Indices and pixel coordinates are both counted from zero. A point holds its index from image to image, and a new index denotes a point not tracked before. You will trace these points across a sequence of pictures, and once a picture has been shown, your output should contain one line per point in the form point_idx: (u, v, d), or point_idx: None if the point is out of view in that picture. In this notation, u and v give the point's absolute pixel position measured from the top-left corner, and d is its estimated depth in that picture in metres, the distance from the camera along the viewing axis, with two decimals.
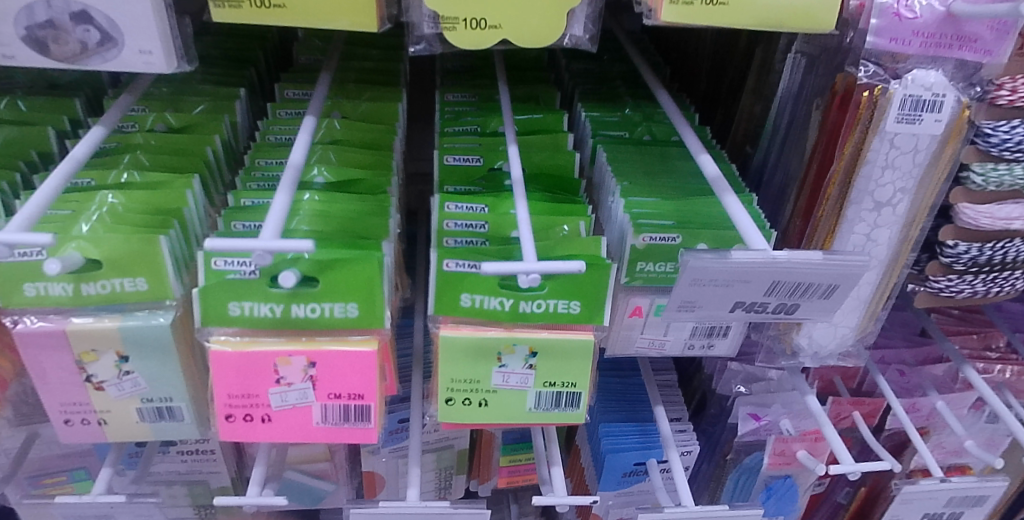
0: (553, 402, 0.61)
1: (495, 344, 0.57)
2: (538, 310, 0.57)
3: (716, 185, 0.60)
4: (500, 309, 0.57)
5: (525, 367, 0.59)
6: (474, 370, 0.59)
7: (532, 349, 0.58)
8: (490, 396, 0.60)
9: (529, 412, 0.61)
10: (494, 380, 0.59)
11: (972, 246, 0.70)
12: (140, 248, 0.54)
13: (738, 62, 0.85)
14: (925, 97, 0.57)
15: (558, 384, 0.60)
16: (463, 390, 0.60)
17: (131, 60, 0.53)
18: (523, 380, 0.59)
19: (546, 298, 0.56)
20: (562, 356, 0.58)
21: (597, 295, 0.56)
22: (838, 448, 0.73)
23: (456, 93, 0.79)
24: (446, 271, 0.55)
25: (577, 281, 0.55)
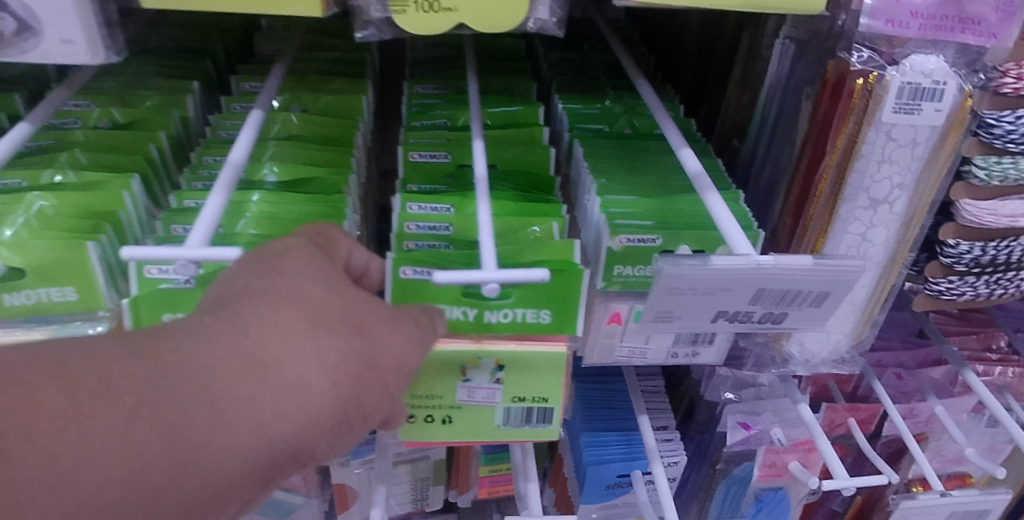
0: (523, 417, 0.56)
1: (459, 357, 0.53)
2: (506, 320, 0.52)
3: (698, 181, 0.55)
4: (464, 319, 0.52)
5: (491, 381, 0.54)
6: (436, 385, 0.55)
7: (498, 362, 0.53)
8: (455, 413, 0.56)
9: (497, 429, 0.57)
10: (458, 396, 0.55)
11: (975, 246, 0.65)
12: (68, 254, 0.49)
13: (724, 50, 0.80)
14: (924, 85, 0.53)
15: (528, 399, 0.55)
16: (424, 405, 0.56)
17: (52, 51, 0.49)
18: (489, 395, 0.55)
19: (514, 306, 0.51)
20: (534, 369, 0.53)
21: (569, 303, 0.51)
22: (832, 461, 0.68)
23: (426, 85, 0.74)
24: (403, 279, 0.50)
25: (547, 289, 0.50)
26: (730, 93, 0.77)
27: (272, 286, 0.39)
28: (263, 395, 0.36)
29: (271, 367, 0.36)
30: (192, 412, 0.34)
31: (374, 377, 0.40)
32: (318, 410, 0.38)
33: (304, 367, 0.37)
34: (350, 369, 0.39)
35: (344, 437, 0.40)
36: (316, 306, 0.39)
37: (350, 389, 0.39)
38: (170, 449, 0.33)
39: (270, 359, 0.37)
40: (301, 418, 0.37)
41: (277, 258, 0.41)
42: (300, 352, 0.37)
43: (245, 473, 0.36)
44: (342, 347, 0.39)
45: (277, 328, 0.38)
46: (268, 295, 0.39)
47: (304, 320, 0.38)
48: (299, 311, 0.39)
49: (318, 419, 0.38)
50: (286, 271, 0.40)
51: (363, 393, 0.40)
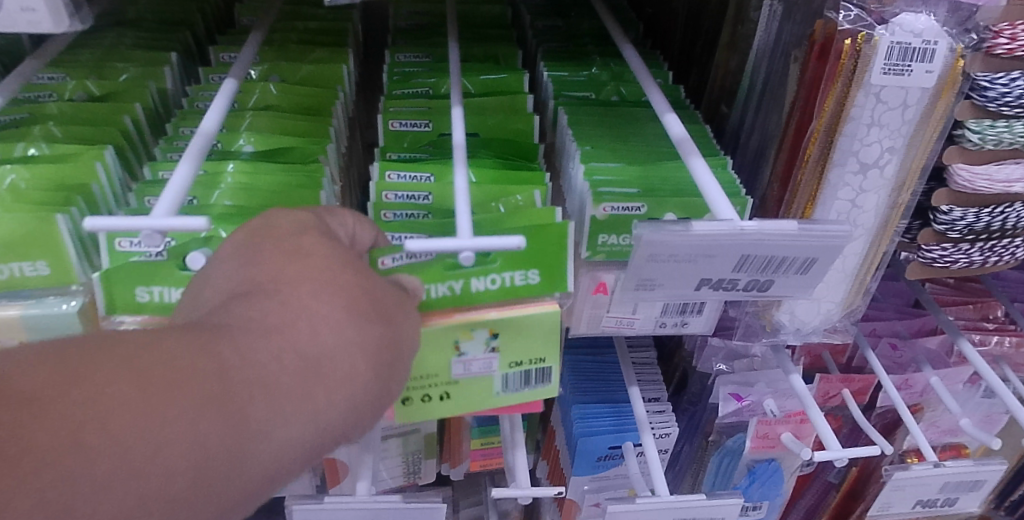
0: (522, 380, 0.53)
1: (450, 333, 0.49)
2: (495, 287, 0.49)
3: (683, 146, 0.55)
4: (452, 296, 0.49)
5: (486, 351, 0.51)
6: (428, 362, 0.51)
7: (492, 331, 0.50)
8: (451, 388, 0.52)
9: (498, 398, 0.54)
10: (453, 371, 0.52)
11: (968, 212, 0.64)
12: (38, 227, 0.49)
13: (713, 15, 0.78)
14: (913, 45, 0.52)
15: (526, 362, 0.52)
16: (418, 385, 0.52)
17: (11, 19, 0.47)
18: (486, 365, 0.52)
19: (500, 271, 0.49)
20: (529, 332, 0.51)
21: (557, 259, 0.49)
22: (825, 433, 0.68)
23: (407, 53, 0.73)
24: (383, 269, 0.47)
25: (533, 244, 0.48)
26: (718, 58, 0.76)
27: (303, 272, 0.38)
28: (311, 390, 0.36)
29: (315, 361, 0.36)
30: (247, 407, 0.34)
31: (404, 363, 0.40)
32: (359, 403, 0.38)
33: (345, 359, 0.37)
34: (387, 357, 0.39)
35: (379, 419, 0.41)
36: (348, 292, 0.38)
37: (384, 378, 0.39)
38: (228, 446, 0.33)
39: (313, 352, 0.36)
40: (346, 409, 0.37)
41: (300, 239, 0.40)
42: (339, 343, 0.37)
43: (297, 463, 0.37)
44: (377, 336, 0.38)
45: (316, 320, 0.37)
46: (300, 282, 0.38)
47: (339, 310, 0.37)
48: (333, 301, 0.37)
49: (359, 410, 0.38)
50: (313, 253, 0.39)
51: (397, 380, 0.40)
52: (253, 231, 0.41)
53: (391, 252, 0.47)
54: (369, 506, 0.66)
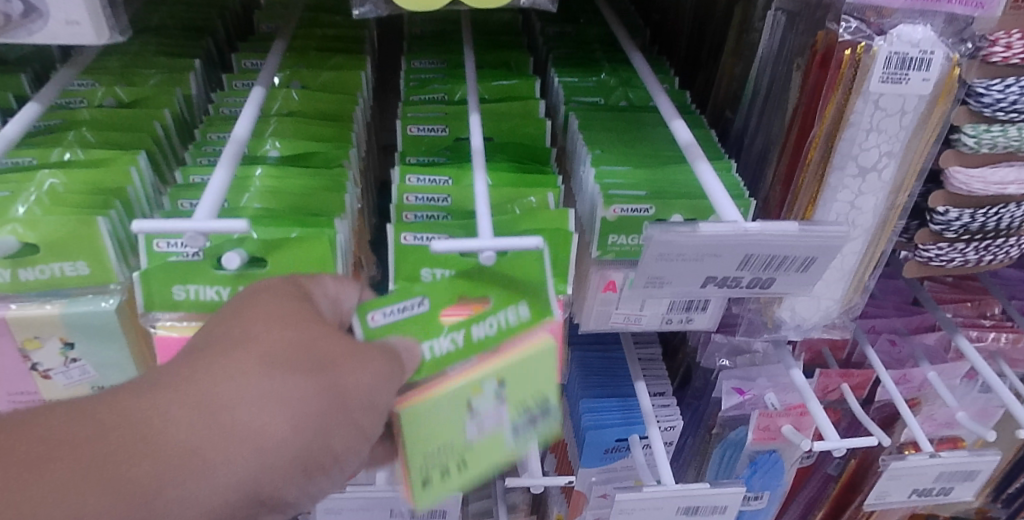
0: (546, 422, 0.48)
1: (456, 394, 0.45)
2: (491, 331, 0.47)
3: (689, 151, 0.57)
4: (455, 351, 0.48)
5: (497, 404, 0.46)
6: (437, 435, 0.46)
7: (499, 379, 0.46)
8: (468, 455, 0.47)
9: (524, 449, 0.48)
10: (465, 436, 0.46)
11: (964, 213, 0.67)
12: (77, 229, 0.51)
13: (718, 22, 0.81)
14: (911, 54, 0.54)
15: (539, 401, 0.47)
16: (429, 466, 0.46)
17: (57, 32, 0.51)
18: (499, 418, 0.47)
19: (495, 312, 0.48)
20: (542, 362, 0.46)
21: (539, 280, 0.48)
22: (824, 424, 0.70)
23: (423, 59, 0.75)
24: (374, 324, 0.48)
25: (520, 276, 0.48)
26: (723, 65, 0.78)
27: (250, 329, 0.44)
28: (237, 440, 0.42)
29: (243, 413, 0.42)
30: (156, 463, 0.40)
31: (336, 420, 0.44)
32: (284, 454, 0.43)
33: (268, 415, 0.42)
34: (313, 412, 0.43)
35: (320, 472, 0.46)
36: (284, 349, 0.44)
37: (312, 434, 0.44)
38: (150, 491, 0.40)
39: (243, 403, 0.42)
40: (270, 460, 0.42)
41: (260, 297, 0.46)
42: (264, 399, 0.42)
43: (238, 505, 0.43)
44: (304, 392, 0.43)
45: (249, 374, 0.43)
46: (245, 338, 0.44)
47: (268, 366, 0.43)
48: (265, 357, 0.43)
49: (286, 460, 0.43)
50: (262, 311, 0.45)
51: (328, 435, 0.44)
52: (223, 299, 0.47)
53: (380, 306, 0.48)
54: (391, 495, 0.70)
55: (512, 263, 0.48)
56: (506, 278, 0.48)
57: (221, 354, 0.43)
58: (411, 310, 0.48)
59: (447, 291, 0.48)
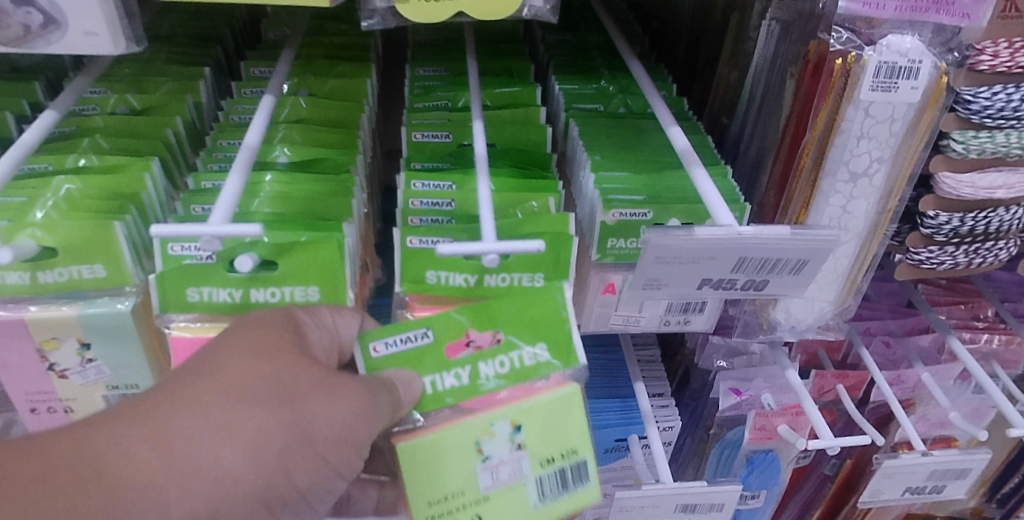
0: (559, 486, 0.55)
1: (471, 431, 0.53)
2: (506, 369, 0.54)
3: (686, 156, 0.59)
4: (457, 385, 0.54)
5: (512, 449, 0.54)
6: (454, 476, 0.53)
7: (514, 422, 0.53)
8: (484, 506, 0.54)
9: (538, 512, 0.55)
10: (481, 482, 0.54)
11: (953, 217, 0.69)
12: (95, 234, 0.53)
13: (715, 31, 0.83)
14: (900, 63, 0.56)
15: (559, 457, 0.55)
16: (445, 515, 0.54)
17: (77, 42, 0.53)
18: (516, 467, 0.54)
19: (508, 351, 0.54)
20: (557, 413, 0.54)
21: (558, 328, 0.54)
22: (819, 424, 0.72)
23: (427, 67, 0.77)
24: (375, 355, 0.54)
25: (539, 319, 0.53)
26: (719, 73, 0.80)
27: (232, 358, 0.49)
28: (215, 466, 0.47)
29: (222, 441, 0.47)
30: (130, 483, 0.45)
31: (309, 448, 0.50)
32: (257, 481, 0.48)
33: (244, 443, 0.48)
34: (282, 441, 0.49)
35: (293, 499, 0.51)
36: (262, 380, 0.49)
37: (284, 461, 0.49)
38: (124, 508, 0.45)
39: (224, 430, 0.47)
40: (242, 487, 0.48)
41: (245, 327, 0.50)
42: (242, 428, 0.48)
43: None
44: (281, 422, 0.49)
45: (222, 404, 0.48)
46: (229, 366, 0.49)
47: (248, 397, 0.48)
48: (246, 387, 0.48)
49: (259, 487, 0.48)
50: (245, 338, 0.49)
51: (298, 464, 0.50)
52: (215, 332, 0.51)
53: (380, 338, 0.54)
54: None
55: (524, 303, 0.53)
56: (520, 319, 0.53)
57: (205, 381, 0.48)
58: (412, 344, 0.53)
59: (450, 328, 0.53)
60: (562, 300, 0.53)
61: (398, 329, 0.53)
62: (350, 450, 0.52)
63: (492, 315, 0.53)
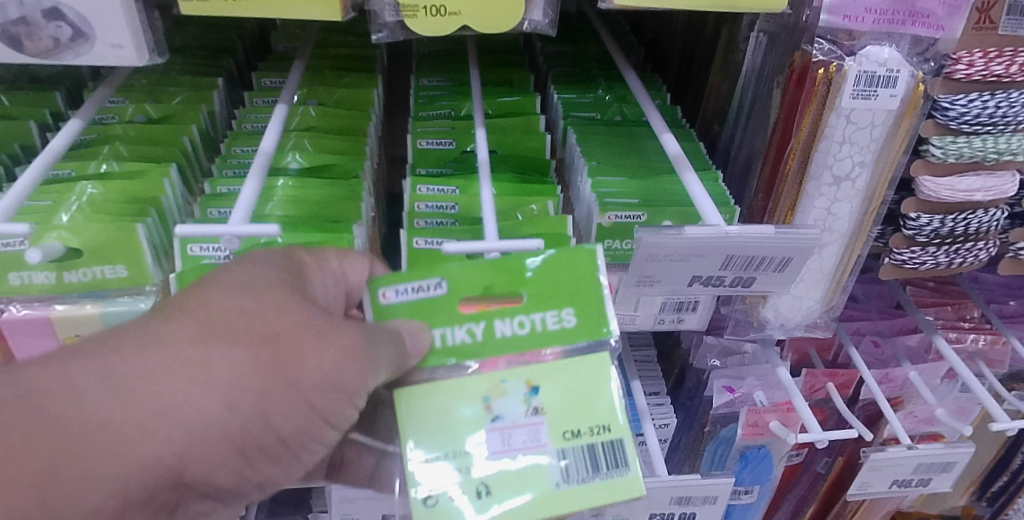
0: (585, 468, 0.48)
1: (479, 384, 0.49)
2: (524, 330, 0.50)
3: (678, 162, 0.63)
4: (470, 341, 0.50)
5: (527, 415, 0.49)
6: (459, 438, 0.48)
7: (529, 383, 0.49)
8: (488, 477, 0.48)
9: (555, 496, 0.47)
10: (489, 449, 0.48)
11: (934, 218, 0.72)
12: (118, 235, 0.56)
13: (707, 42, 0.86)
14: (879, 72, 0.60)
15: (585, 433, 0.49)
16: (440, 479, 0.48)
17: (104, 54, 0.57)
18: (532, 436, 0.48)
19: (529, 312, 0.50)
20: (582, 381, 0.50)
21: (588, 291, 0.50)
22: (808, 418, 0.75)
23: (431, 77, 0.81)
24: (384, 302, 0.50)
25: (566, 280, 0.50)
26: (711, 82, 0.84)
27: (219, 294, 0.46)
28: (185, 406, 0.44)
29: (195, 379, 0.44)
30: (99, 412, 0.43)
31: (294, 393, 0.46)
32: (232, 422, 0.45)
33: (220, 383, 0.44)
34: (260, 383, 0.45)
35: (274, 449, 0.48)
36: (246, 318, 0.45)
37: (263, 404, 0.45)
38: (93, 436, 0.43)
39: (199, 368, 0.44)
40: (217, 428, 0.44)
41: (238, 269, 0.48)
42: (219, 367, 0.44)
43: (189, 469, 0.45)
44: (263, 362, 0.45)
45: (202, 337, 0.44)
46: (213, 303, 0.46)
47: (229, 333, 0.45)
48: (227, 323, 0.45)
49: (233, 428, 0.45)
50: (236, 278, 0.47)
51: (279, 409, 0.46)
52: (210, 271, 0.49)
53: (391, 284, 0.50)
54: None
55: (549, 260, 0.50)
56: (544, 278, 0.50)
57: (187, 316, 0.45)
58: (424, 294, 0.50)
59: (466, 280, 0.50)
60: (596, 263, 0.50)
61: (410, 277, 0.50)
62: (341, 400, 0.47)
63: (515, 271, 0.50)
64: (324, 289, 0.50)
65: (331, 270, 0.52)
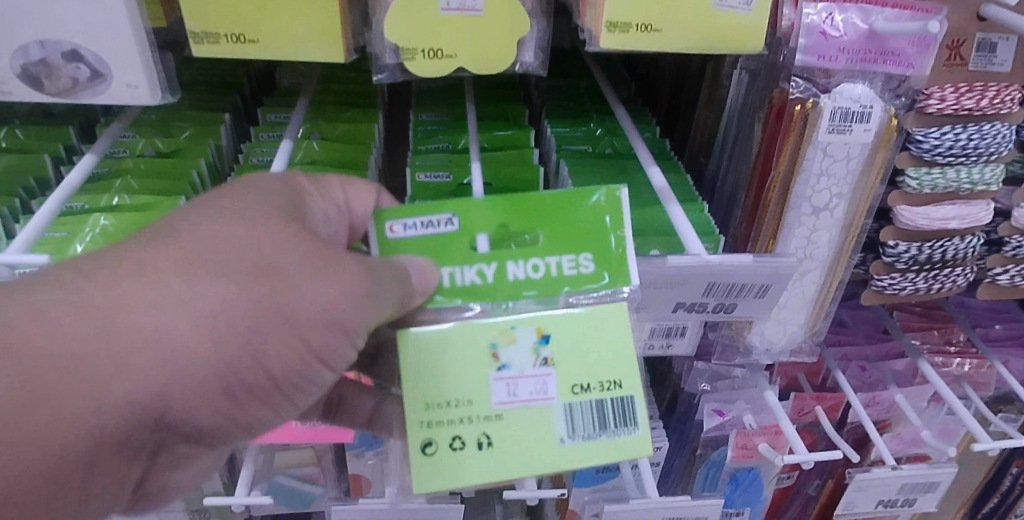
0: (592, 424, 0.50)
1: (488, 332, 0.51)
2: (538, 274, 0.52)
3: (663, 194, 0.67)
4: (480, 282, 0.52)
5: (536, 365, 0.50)
6: (465, 382, 0.50)
7: (541, 332, 0.51)
8: (493, 424, 0.49)
9: (561, 448, 0.50)
10: (495, 398, 0.50)
11: (912, 246, 0.75)
12: None
13: (693, 78, 0.90)
14: (853, 108, 0.63)
15: (594, 387, 0.50)
16: (443, 425, 0.49)
17: (119, 92, 0.60)
18: (539, 387, 0.50)
19: (544, 255, 0.52)
20: (594, 337, 0.51)
21: (602, 237, 0.53)
22: (794, 440, 0.77)
23: (429, 112, 0.85)
24: (391, 236, 0.53)
25: (580, 226, 0.53)
26: (698, 116, 0.87)
27: (210, 224, 0.48)
28: (171, 337, 0.44)
29: (183, 311, 0.45)
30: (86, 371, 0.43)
31: (289, 329, 0.47)
32: (222, 355, 0.46)
33: (209, 315, 0.45)
34: (259, 319, 0.46)
35: (264, 388, 0.49)
36: (238, 249, 0.47)
37: (256, 339, 0.47)
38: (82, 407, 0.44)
39: (186, 301, 0.45)
40: (205, 359, 0.45)
41: (230, 202, 0.50)
42: (208, 299, 0.45)
43: (173, 406, 0.46)
44: (256, 296, 0.46)
45: (190, 269, 0.46)
46: (203, 233, 0.47)
47: (218, 265, 0.46)
48: (216, 254, 0.46)
49: (224, 363, 0.46)
50: (227, 209, 0.49)
51: (271, 345, 0.47)
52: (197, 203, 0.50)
53: (400, 219, 0.53)
54: (398, 507, 0.76)
55: (561, 205, 0.52)
56: (558, 222, 0.52)
57: (175, 246, 0.46)
58: (433, 230, 0.52)
59: (476, 218, 0.52)
60: (607, 208, 0.53)
61: (421, 212, 0.52)
62: (337, 335, 0.49)
63: (529, 213, 0.53)
64: (323, 216, 0.55)
65: (332, 200, 0.56)
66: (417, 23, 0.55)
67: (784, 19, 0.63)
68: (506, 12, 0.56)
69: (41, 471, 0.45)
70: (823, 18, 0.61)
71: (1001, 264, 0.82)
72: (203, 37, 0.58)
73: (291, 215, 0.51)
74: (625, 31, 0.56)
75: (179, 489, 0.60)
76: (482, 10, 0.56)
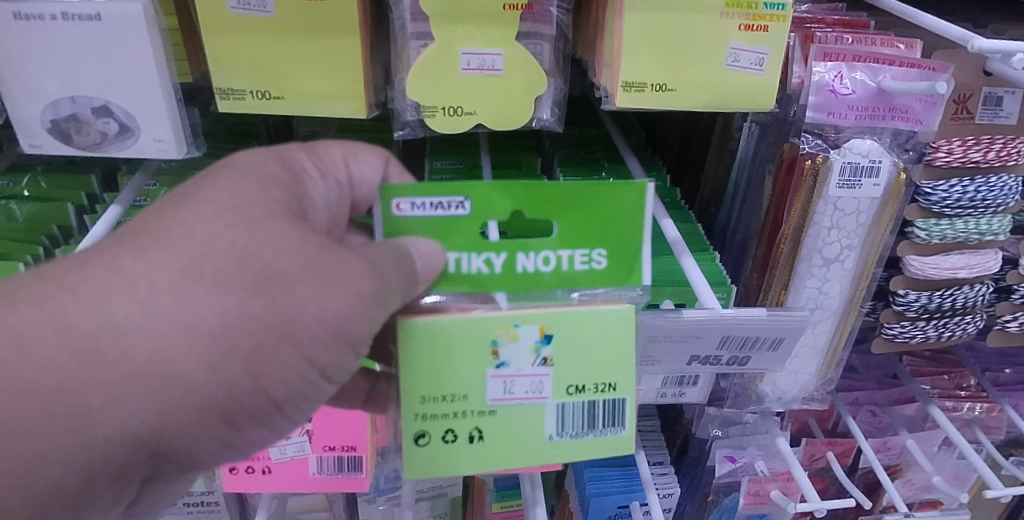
0: (581, 424, 0.53)
1: (489, 329, 0.50)
2: (548, 267, 0.50)
3: (677, 246, 0.69)
4: (486, 271, 0.50)
5: (535, 364, 0.51)
6: (463, 375, 0.50)
7: (543, 331, 0.50)
8: (486, 419, 0.51)
9: (548, 445, 0.52)
10: (490, 394, 0.51)
11: (921, 295, 0.76)
12: None
13: (703, 132, 0.92)
14: (862, 164, 0.64)
15: (589, 388, 0.52)
16: (437, 419, 0.51)
17: (146, 147, 0.62)
18: (535, 387, 0.51)
19: (555, 248, 0.50)
20: (598, 345, 0.51)
21: (621, 231, 0.50)
22: (805, 487, 0.75)
23: (444, 161, 0.86)
24: (398, 214, 0.50)
25: (596, 219, 0.50)
26: (708, 166, 0.88)
27: (207, 225, 0.46)
28: (168, 361, 0.45)
29: (180, 333, 0.44)
30: (93, 409, 0.44)
31: (291, 348, 0.47)
32: (221, 378, 0.46)
33: (207, 337, 0.45)
34: (263, 336, 0.46)
35: (263, 410, 0.50)
36: (237, 256, 0.46)
37: (258, 361, 0.47)
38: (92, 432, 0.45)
39: (184, 321, 0.44)
40: (205, 384, 0.46)
41: (226, 195, 0.48)
42: (206, 318, 0.45)
43: (171, 430, 0.47)
44: (257, 314, 0.46)
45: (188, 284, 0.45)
46: (200, 234, 0.46)
47: (217, 279, 0.45)
48: (214, 264, 0.45)
49: (224, 387, 0.47)
50: (223, 207, 0.47)
51: (272, 366, 0.47)
52: (191, 190, 0.49)
53: (409, 197, 0.49)
54: None
55: (578, 195, 0.49)
56: (574, 212, 0.49)
57: (170, 253, 0.45)
58: (443, 212, 0.49)
59: (490, 205, 0.49)
60: (635, 198, 0.49)
61: (431, 193, 0.49)
62: (335, 351, 0.49)
63: (546, 201, 0.49)
64: (319, 202, 0.53)
65: (327, 185, 0.54)
66: (438, 82, 0.57)
67: (794, 77, 0.65)
68: (526, 74, 0.58)
69: (32, 496, 0.45)
70: (833, 76, 0.62)
71: (1011, 311, 0.82)
72: (228, 94, 0.60)
73: (290, 212, 0.49)
74: (640, 89, 0.57)
75: (169, 502, 0.61)
76: (502, 70, 0.57)
